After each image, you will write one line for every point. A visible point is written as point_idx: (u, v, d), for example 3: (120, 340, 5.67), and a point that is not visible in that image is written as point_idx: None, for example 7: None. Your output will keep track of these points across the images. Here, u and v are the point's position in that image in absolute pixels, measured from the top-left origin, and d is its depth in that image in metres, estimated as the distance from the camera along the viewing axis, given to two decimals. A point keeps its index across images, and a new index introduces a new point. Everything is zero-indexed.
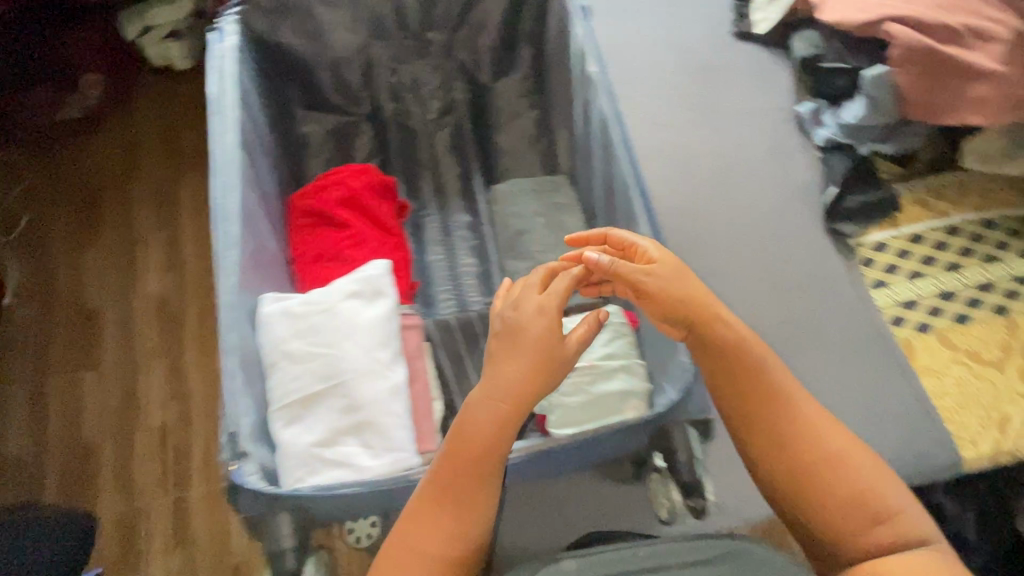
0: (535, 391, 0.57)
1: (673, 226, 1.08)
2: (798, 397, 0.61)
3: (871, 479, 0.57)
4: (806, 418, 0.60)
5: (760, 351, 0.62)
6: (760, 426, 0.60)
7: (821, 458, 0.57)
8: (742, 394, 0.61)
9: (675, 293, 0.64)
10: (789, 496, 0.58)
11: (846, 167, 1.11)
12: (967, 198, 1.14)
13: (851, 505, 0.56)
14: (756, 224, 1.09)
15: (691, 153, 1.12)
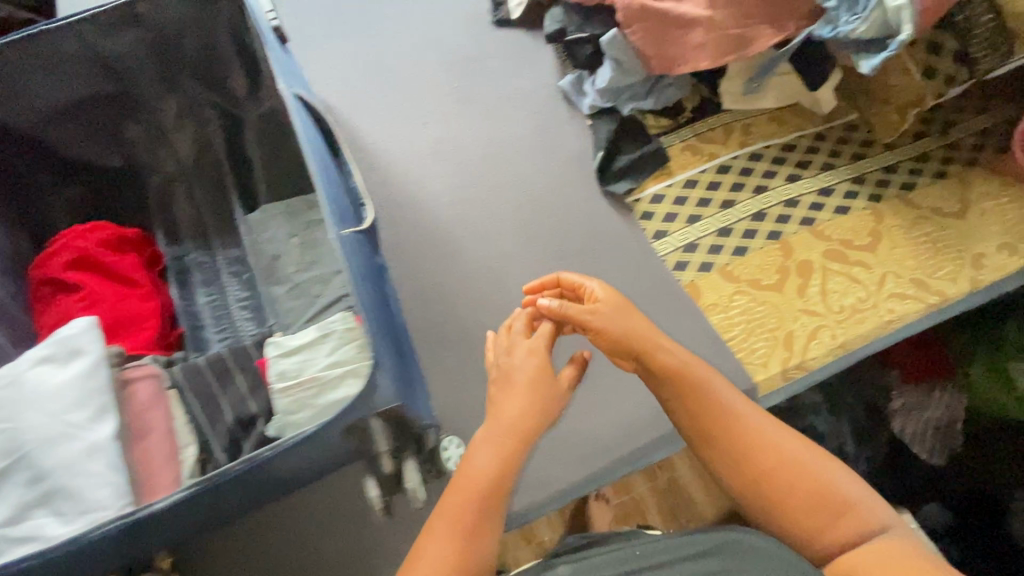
0: (535, 426, 0.72)
1: (447, 217, 1.08)
2: (759, 424, 0.73)
3: (829, 497, 0.69)
4: (744, 433, 0.73)
5: (719, 394, 0.75)
6: (723, 450, 0.73)
7: (759, 473, 0.71)
8: (718, 424, 0.74)
9: (611, 328, 0.78)
10: (762, 488, 0.71)
11: (609, 130, 1.16)
12: (732, 136, 1.20)
13: (809, 505, 0.69)
14: (532, 200, 1.11)
15: (459, 151, 1.14)
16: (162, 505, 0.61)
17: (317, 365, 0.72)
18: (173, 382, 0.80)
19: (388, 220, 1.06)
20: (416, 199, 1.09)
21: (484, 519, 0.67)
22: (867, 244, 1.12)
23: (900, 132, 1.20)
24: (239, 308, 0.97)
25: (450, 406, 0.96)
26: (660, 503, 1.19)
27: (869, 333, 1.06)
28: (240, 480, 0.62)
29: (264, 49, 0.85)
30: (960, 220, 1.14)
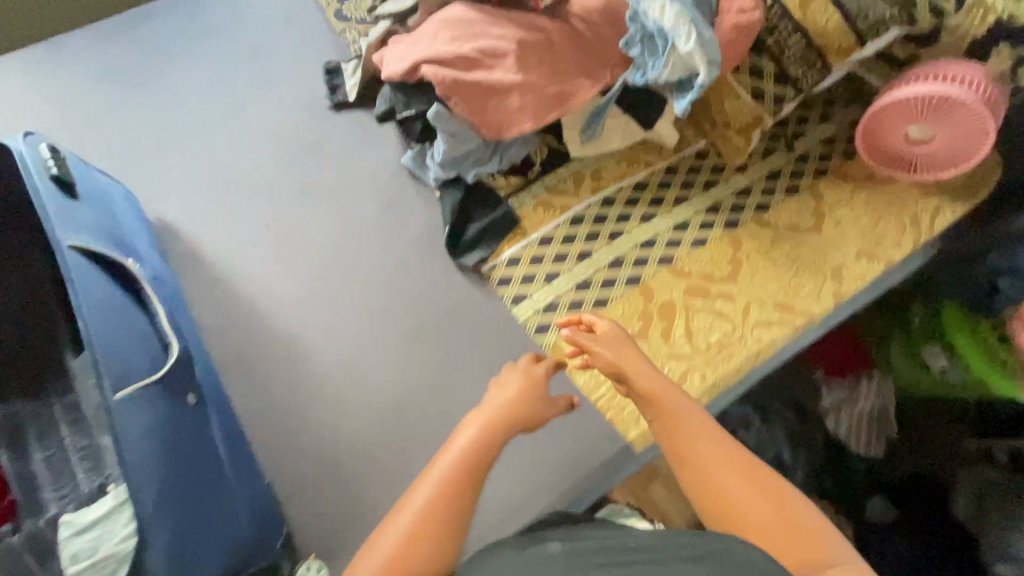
0: (518, 419, 0.83)
1: (296, 319, 1.06)
2: (733, 449, 0.75)
3: (797, 524, 0.68)
4: (713, 447, 0.75)
5: (696, 412, 0.78)
6: (694, 459, 0.74)
7: (720, 496, 0.71)
8: (700, 433, 0.76)
9: (606, 356, 0.86)
10: (723, 502, 0.71)
11: (456, 199, 1.15)
12: (583, 184, 1.19)
13: (774, 527, 0.68)
14: (383, 285, 1.09)
15: (305, 248, 1.12)
16: None
17: (114, 540, 0.72)
18: None
19: (236, 334, 1.04)
20: (262, 304, 1.07)
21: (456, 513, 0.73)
22: (728, 274, 1.10)
23: (749, 153, 1.20)
24: (79, 459, 0.92)
25: (313, 525, 0.92)
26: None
27: (739, 367, 1.04)
28: None
29: (37, 201, 0.81)
30: (818, 234, 1.13)
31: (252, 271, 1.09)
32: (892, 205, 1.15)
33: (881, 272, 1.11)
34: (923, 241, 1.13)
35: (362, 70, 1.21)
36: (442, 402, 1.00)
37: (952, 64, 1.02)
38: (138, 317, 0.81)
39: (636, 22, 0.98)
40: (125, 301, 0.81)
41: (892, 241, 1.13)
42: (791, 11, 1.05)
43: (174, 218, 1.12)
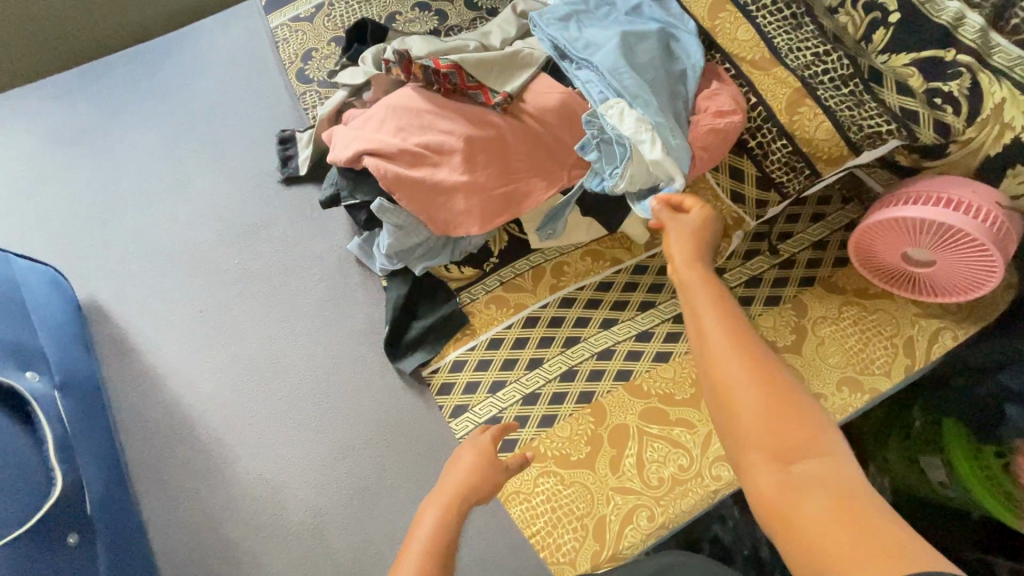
0: (481, 494, 0.77)
1: (220, 422, 1.00)
2: (763, 346, 0.65)
3: (802, 426, 0.58)
4: (731, 329, 0.65)
5: (730, 307, 0.67)
6: (707, 340, 0.65)
7: (722, 385, 0.62)
8: (724, 324, 0.65)
9: (674, 228, 0.78)
10: (729, 390, 0.62)
11: (401, 293, 1.07)
12: (542, 282, 1.10)
13: (772, 424, 0.59)
14: (315, 386, 1.02)
15: (238, 338, 1.06)
16: None
17: None
18: None
19: (156, 434, 0.99)
20: (187, 402, 1.01)
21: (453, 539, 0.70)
22: (690, 398, 1.00)
23: (727, 254, 1.09)
24: None
25: None
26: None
27: (692, 508, 0.94)
28: None
29: None
30: (795, 354, 1.02)
31: (180, 361, 1.04)
32: (885, 325, 1.03)
33: (864, 403, 0.99)
34: (916, 369, 1.00)
35: (314, 144, 1.13)
36: (365, 525, 0.94)
37: (966, 188, 0.89)
38: (20, 447, 0.76)
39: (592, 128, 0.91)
40: (7, 430, 0.76)
41: (881, 368, 1.00)
42: (777, 112, 0.93)
43: (107, 299, 1.07)
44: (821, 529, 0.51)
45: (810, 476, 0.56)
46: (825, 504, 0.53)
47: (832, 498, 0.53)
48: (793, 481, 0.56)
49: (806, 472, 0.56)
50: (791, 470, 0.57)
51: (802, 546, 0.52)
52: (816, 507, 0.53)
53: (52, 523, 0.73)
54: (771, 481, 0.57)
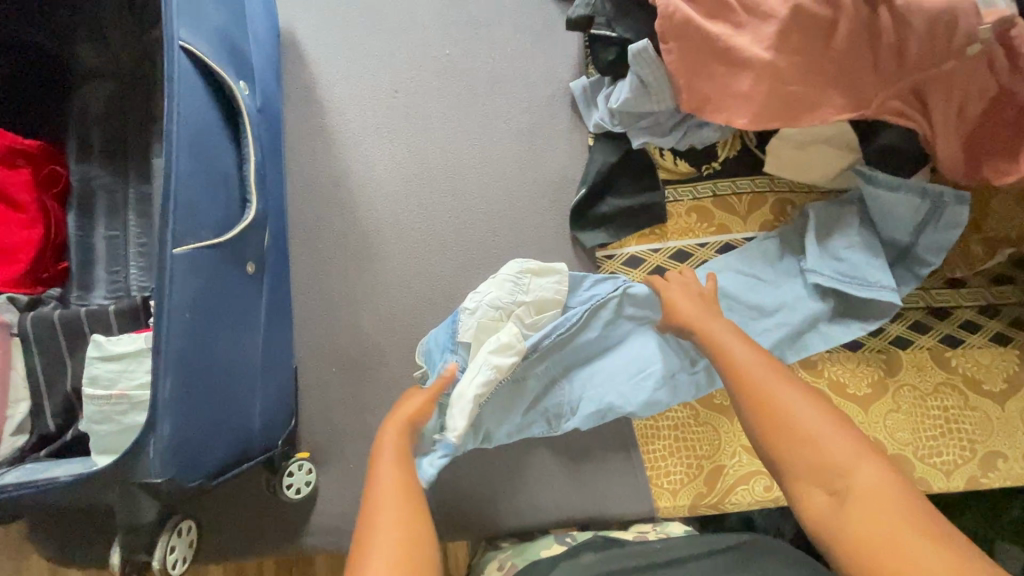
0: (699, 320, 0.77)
1: (382, 214, 0.94)
2: (790, 391, 0.63)
3: (816, 441, 0.58)
4: (744, 360, 0.68)
5: (733, 347, 0.70)
6: (743, 375, 0.66)
7: (762, 400, 0.63)
8: (733, 374, 0.67)
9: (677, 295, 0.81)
10: (762, 429, 0.61)
11: (607, 160, 0.94)
12: (756, 212, 0.96)
13: (808, 448, 0.58)
14: (483, 221, 0.95)
15: (422, 135, 0.97)
16: None
17: (131, 381, 0.65)
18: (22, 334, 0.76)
19: (320, 198, 0.94)
20: (356, 180, 0.95)
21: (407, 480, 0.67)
22: (863, 396, 0.91)
23: (978, 270, 0.93)
24: (135, 253, 0.89)
25: (319, 426, 0.89)
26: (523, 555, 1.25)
27: None
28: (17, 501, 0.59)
29: None
30: (995, 403, 0.90)
31: (361, 135, 0.96)
32: None
33: None
34: None
35: None
36: None
37: None
38: (228, 155, 0.71)
39: (448, 347, 0.85)
40: (219, 131, 0.71)
41: None
42: None
43: (305, 38, 0.97)
44: (875, 537, 0.52)
45: (804, 490, 0.58)
46: (876, 510, 0.53)
47: (885, 511, 0.53)
48: (796, 491, 0.58)
49: (845, 473, 0.56)
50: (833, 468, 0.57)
51: (868, 558, 0.51)
52: (851, 518, 0.54)
53: (242, 242, 0.70)
54: (801, 484, 0.58)
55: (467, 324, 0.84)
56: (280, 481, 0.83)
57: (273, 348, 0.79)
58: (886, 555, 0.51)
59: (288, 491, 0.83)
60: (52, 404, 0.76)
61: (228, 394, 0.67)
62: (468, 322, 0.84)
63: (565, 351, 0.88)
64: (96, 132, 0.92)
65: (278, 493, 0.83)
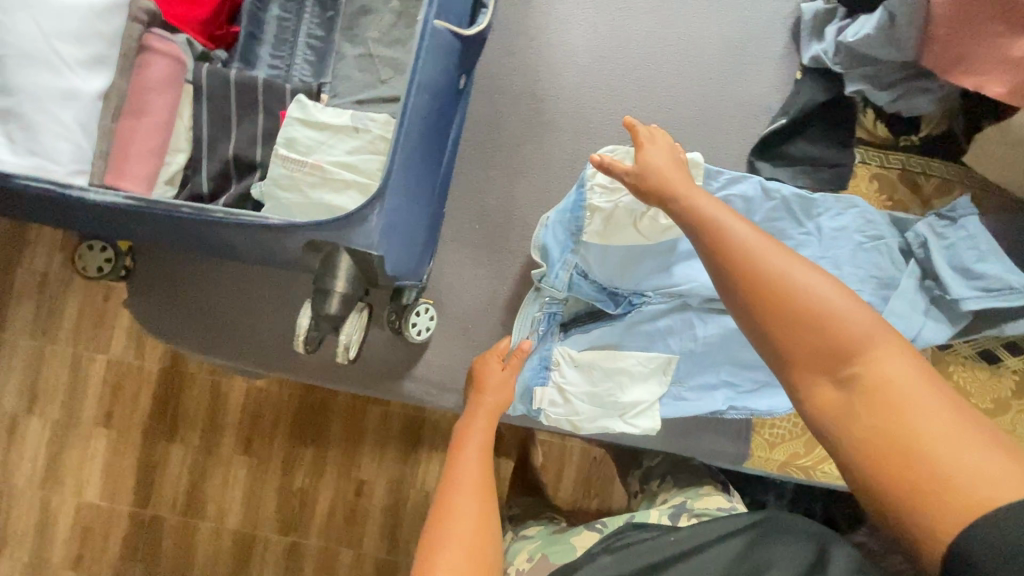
0: (674, 194, 0.63)
1: (566, 84, 0.88)
2: (790, 269, 0.52)
3: (824, 330, 0.50)
4: (739, 235, 0.56)
5: (730, 222, 0.57)
6: (725, 241, 0.56)
7: (757, 283, 0.53)
8: (722, 255, 0.55)
9: (657, 160, 0.66)
10: (756, 309, 0.52)
11: (814, 98, 0.88)
12: (941, 200, 0.91)
13: (824, 346, 0.50)
14: (666, 122, 0.89)
15: (629, 12, 0.89)
16: (167, 208, 0.54)
17: (330, 155, 0.61)
18: (195, 83, 0.70)
19: (507, 47, 0.88)
20: (546, 41, 0.88)
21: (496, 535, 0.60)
22: (982, 409, 0.90)
23: None
24: (304, 43, 0.81)
25: (449, 279, 0.85)
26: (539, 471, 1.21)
27: None
28: (202, 225, 0.54)
29: None
30: None
31: None
32: None
33: None
34: None
35: None
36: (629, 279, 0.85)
37: None
38: None
39: (569, 248, 0.78)
40: None
41: None
42: None
43: None
44: (918, 434, 0.45)
45: (807, 381, 0.51)
46: (885, 397, 0.47)
47: (894, 396, 0.47)
48: (799, 384, 0.52)
49: (865, 362, 0.49)
50: (847, 358, 0.49)
51: (880, 442, 0.47)
52: (863, 408, 0.48)
53: (470, 51, 0.64)
54: (807, 372, 0.51)
55: (597, 226, 0.79)
56: (406, 319, 0.80)
57: (444, 179, 0.74)
58: (915, 442, 0.45)
59: (411, 330, 0.80)
60: (213, 166, 0.70)
61: (423, 199, 0.62)
62: (597, 225, 0.79)
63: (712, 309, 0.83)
64: None
65: (401, 332, 0.80)
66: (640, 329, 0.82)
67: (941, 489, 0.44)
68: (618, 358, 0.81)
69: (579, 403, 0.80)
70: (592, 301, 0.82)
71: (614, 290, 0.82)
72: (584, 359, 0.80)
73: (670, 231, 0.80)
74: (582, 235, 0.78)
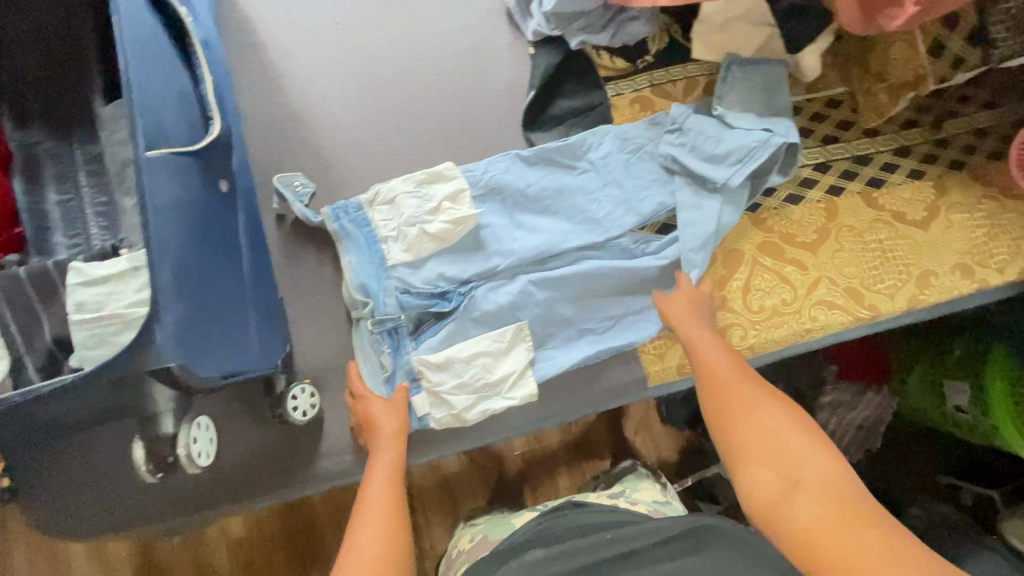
0: (699, 343, 0.87)
1: (345, 142, 0.96)
2: (777, 420, 0.74)
3: (786, 447, 0.71)
4: (751, 388, 0.79)
5: (712, 356, 0.85)
6: (743, 401, 0.77)
7: (740, 421, 0.76)
8: (715, 386, 0.81)
9: (672, 314, 0.90)
10: (733, 443, 0.75)
11: (552, 63, 1.00)
12: (693, 95, 1.04)
13: (772, 446, 0.72)
14: (445, 135, 0.98)
15: (372, 62, 0.99)
16: None
17: (121, 301, 0.65)
18: None
19: (281, 133, 0.94)
20: (310, 114, 0.96)
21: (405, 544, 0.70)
22: (811, 242, 1.00)
23: (887, 118, 1.03)
24: (92, 213, 0.86)
25: (317, 353, 0.89)
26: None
27: (782, 339, 0.98)
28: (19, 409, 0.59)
29: None
30: (922, 231, 1.02)
31: (311, 69, 0.97)
32: (1016, 228, 1.02)
33: (969, 293, 1.01)
34: None
35: None
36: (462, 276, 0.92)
37: None
38: (180, 74, 0.70)
39: (383, 275, 0.88)
40: (167, 51, 0.70)
41: (998, 264, 1.01)
42: None
43: None
44: (820, 524, 0.63)
45: (750, 477, 0.71)
46: (807, 498, 0.66)
47: (815, 496, 0.65)
48: (745, 478, 0.71)
49: (800, 481, 0.67)
50: (784, 476, 0.69)
51: (800, 533, 0.63)
52: (791, 502, 0.66)
53: (213, 158, 0.71)
54: (753, 471, 0.71)
55: (395, 249, 0.90)
56: (287, 408, 0.83)
57: (262, 274, 0.80)
58: (828, 520, 0.63)
59: (295, 414, 0.84)
60: (39, 357, 0.74)
61: (221, 306, 0.68)
62: (395, 248, 0.90)
63: (538, 271, 0.94)
64: (30, 99, 0.88)
65: (286, 419, 0.84)
66: (487, 313, 0.90)
67: (838, 561, 0.60)
68: (471, 346, 0.89)
69: (455, 400, 0.87)
70: (427, 308, 0.90)
71: (442, 290, 0.90)
72: (440, 360, 0.87)
73: (462, 225, 0.91)
74: (389, 262, 0.89)
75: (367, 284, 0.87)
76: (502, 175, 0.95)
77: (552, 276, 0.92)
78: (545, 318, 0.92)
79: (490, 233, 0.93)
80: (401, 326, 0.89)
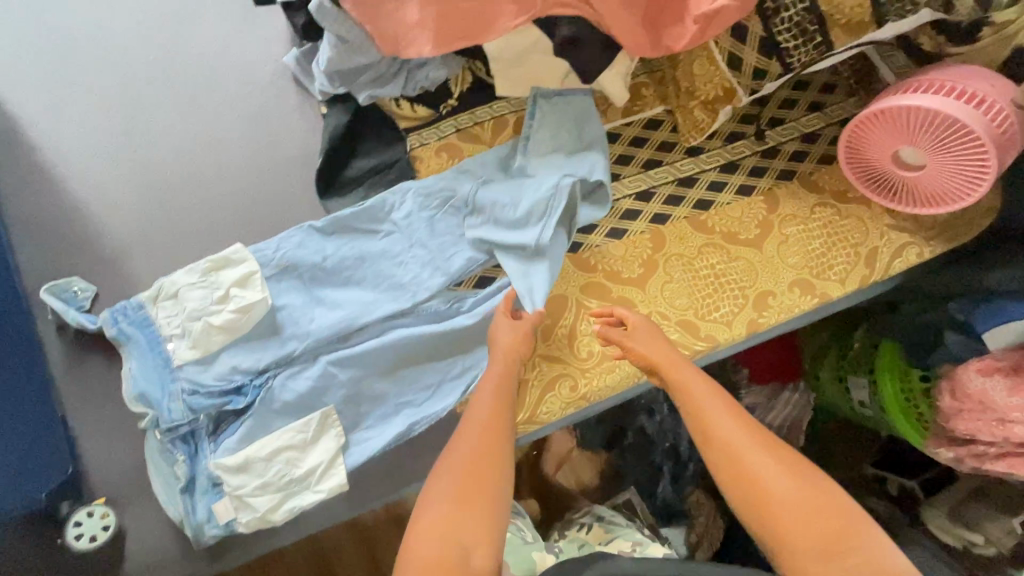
0: (698, 400, 0.77)
1: (125, 237, 0.90)
2: (802, 489, 0.68)
3: (834, 517, 0.66)
4: (763, 454, 0.71)
5: (717, 417, 0.75)
6: (759, 473, 0.70)
7: (763, 497, 0.68)
8: (725, 451, 0.72)
9: (654, 353, 0.83)
10: (764, 520, 0.68)
11: (341, 123, 0.94)
12: (502, 136, 0.99)
13: (810, 520, 0.66)
14: (235, 214, 0.92)
15: (147, 146, 0.93)
16: None
17: None
18: None
19: (51, 237, 0.89)
20: (89, 210, 0.90)
21: (489, 545, 0.65)
22: (637, 277, 0.95)
23: (708, 134, 0.98)
24: None
25: (108, 469, 0.84)
26: (380, 543, 1.19)
27: (617, 384, 0.92)
28: None
29: None
30: (756, 250, 0.96)
31: (80, 163, 0.91)
32: (853, 233, 0.97)
33: (812, 308, 0.96)
34: (871, 281, 0.96)
35: None
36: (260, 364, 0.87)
37: (984, 82, 0.81)
38: None
39: (168, 378, 0.84)
40: None
41: (837, 275, 0.96)
42: None
43: None
44: None
45: (805, 565, 0.65)
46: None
47: (881, 574, 0.63)
48: (798, 565, 0.65)
49: (853, 555, 0.64)
50: (838, 552, 0.64)
51: None
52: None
53: None
54: (803, 556, 0.65)
55: (181, 348, 0.85)
56: (69, 534, 0.79)
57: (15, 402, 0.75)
58: None
59: (77, 540, 0.79)
60: None
61: None
62: (182, 346, 0.85)
63: (341, 348, 0.89)
64: None
65: (69, 544, 0.79)
66: (287, 402, 0.85)
67: None
68: (271, 442, 0.84)
69: (257, 502, 0.82)
70: (222, 406, 0.85)
71: (237, 385, 0.86)
72: (236, 462, 0.82)
73: (251, 312, 0.86)
74: (175, 362, 0.84)
75: (148, 391, 0.82)
76: (293, 251, 0.89)
77: (354, 353, 0.87)
78: (352, 398, 0.87)
79: (286, 314, 0.88)
80: (196, 428, 0.84)
